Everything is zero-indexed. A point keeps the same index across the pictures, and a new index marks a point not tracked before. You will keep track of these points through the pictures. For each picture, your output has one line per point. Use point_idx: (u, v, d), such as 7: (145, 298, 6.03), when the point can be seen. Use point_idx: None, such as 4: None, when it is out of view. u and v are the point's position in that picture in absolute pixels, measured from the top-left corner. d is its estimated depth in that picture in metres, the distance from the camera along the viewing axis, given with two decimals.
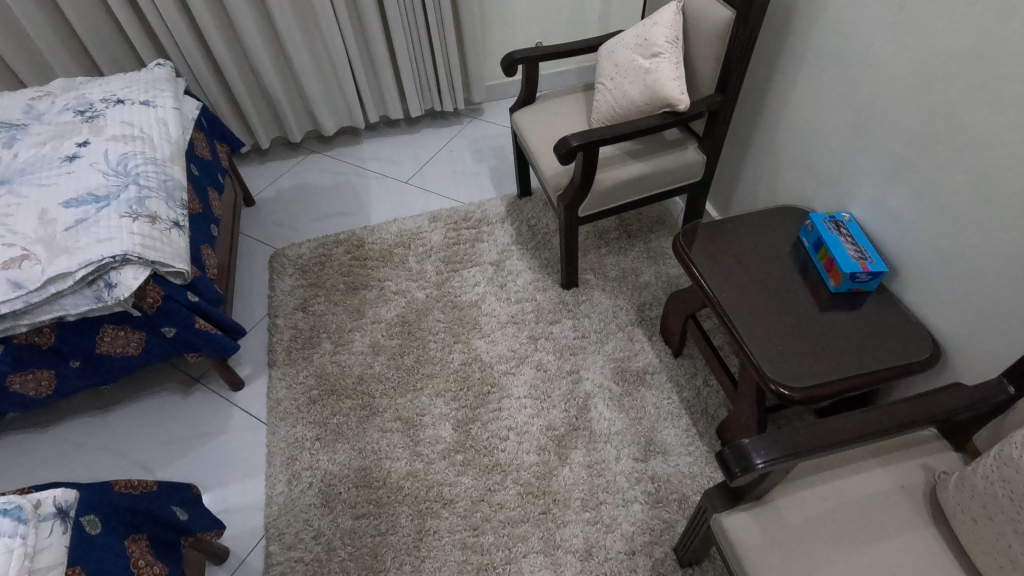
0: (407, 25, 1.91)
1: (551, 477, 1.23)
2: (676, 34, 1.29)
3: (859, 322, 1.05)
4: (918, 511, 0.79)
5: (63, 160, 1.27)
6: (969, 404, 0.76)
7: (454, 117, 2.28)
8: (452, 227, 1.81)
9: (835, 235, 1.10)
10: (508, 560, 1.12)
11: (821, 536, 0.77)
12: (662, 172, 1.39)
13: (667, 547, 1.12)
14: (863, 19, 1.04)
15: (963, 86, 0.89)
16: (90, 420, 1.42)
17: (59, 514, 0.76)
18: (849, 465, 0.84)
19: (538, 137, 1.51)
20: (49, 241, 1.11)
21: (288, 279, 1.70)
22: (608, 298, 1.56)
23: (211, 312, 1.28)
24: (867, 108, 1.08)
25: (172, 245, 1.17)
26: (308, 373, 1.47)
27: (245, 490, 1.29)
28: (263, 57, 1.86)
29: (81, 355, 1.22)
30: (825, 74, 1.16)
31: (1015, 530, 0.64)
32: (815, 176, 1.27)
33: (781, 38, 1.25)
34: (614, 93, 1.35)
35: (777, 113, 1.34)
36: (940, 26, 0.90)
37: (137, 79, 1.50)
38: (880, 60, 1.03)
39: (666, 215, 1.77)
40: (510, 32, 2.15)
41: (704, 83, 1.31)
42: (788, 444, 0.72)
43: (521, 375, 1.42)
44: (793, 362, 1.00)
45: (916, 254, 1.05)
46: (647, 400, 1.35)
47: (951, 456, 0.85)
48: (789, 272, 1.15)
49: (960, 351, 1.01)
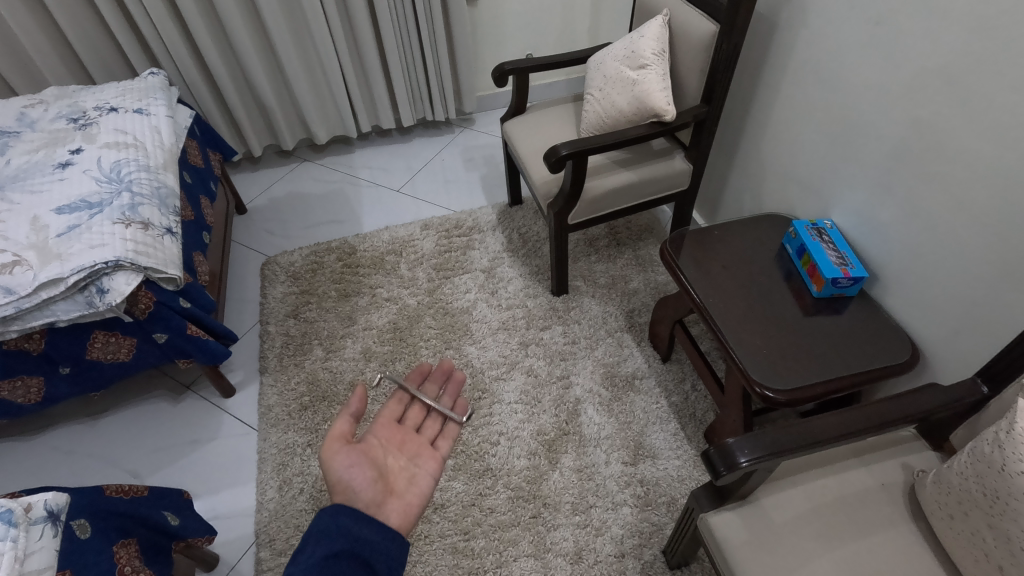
0: (400, 36, 1.94)
1: (541, 482, 1.24)
2: (663, 46, 1.32)
3: (841, 326, 1.08)
4: (898, 509, 0.81)
5: (56, 167, 1.27)
6: (945, 403, 0.79)
7: (446, 127, 2.31)
8: (444, 235, 1.83)
9: (817, 242, 1.14)
10: (499, 563, 1.13)
11: (804, 535, 0.79)
12: (650, 180, 1.42)
13: (656, 549, 1.13)
14: (842, 32, 1.07)
15: (937, 98, 0.93)
16: (78, 429, 1.41)
17: (50, 518, 0.77)
18: (831, 465, 0.87)
19: (529, 146, 1.54)
20: (41, 247, 1.12)
21: (280, 286, 1.71)
22: (597, 305, 1.58)
23: (203, 318, 1.29)
24: (847, 119, 1.12)
25: (165, 251, 1.18)
26: (299, 380, 1.47)
27: (234, 497, 1.29)
28: (256, 67, 1.88)
29: (71, 361, 1.21)
30: (807, 86, 1.20)
31: (990, 525, 0.66)
32: (798, 185, 1.30)
33: (764, 51, 1.29)
34: (602, 103, 1.38)
35: (761, 123, 1.37)
36: (915, 39, 0.94)
37: (131, 87, 1.52)
38: (858, 73, 1.06)
39: (655, 223, 1.80)
40: (501, 45, 2.19)
41: (690, 94, 1.34)
42: (772, 443, 0.74)
43: (512, 380, 1.43)
44: (778, 365, 1.02)
45: (895, 259, 1.08)
46: (636, 404, 1.36)
47: (929, 455, 0.87)
48: (774, 278, 1.18)
49: (938, 353, 1.04)
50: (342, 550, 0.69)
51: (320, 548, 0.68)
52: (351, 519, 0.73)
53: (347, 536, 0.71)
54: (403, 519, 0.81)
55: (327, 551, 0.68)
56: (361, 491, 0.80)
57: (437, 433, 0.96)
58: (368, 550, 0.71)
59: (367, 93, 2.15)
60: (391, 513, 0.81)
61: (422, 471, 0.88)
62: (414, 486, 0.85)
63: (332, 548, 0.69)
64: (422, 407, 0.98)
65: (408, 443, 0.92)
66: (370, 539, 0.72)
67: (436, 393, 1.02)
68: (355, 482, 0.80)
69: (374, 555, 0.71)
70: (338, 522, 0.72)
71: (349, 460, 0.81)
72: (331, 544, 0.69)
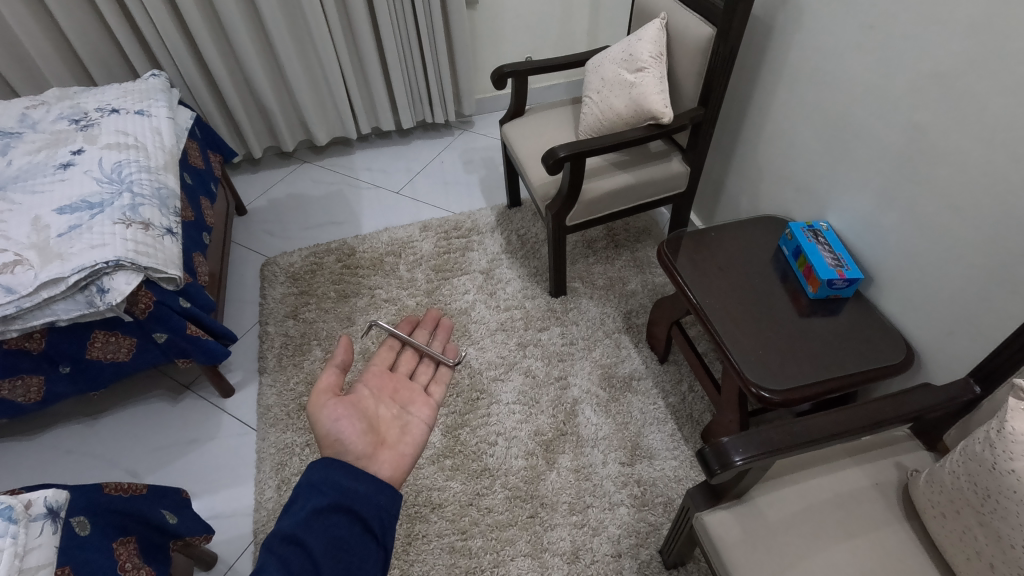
0: (400, 39, 1.95)
1: (539, 481, 1.25)
2: (660, 49, 1.33)
3: (836, 327, 1.09)
4: (891, 508, 0.81)
5: (57, 168, 1.28)
6: (938, 403, 0.80)
7: (445, 129, 2.33)
8: (443, 236, 1.83)
9: (813, 243, 1.14)
10: (496, 563, 1.14)
11: (798, 533, 0.80)
12: (648, 182, 1.43)
13: (652, 549, 1.14)
14: (837, 36, 1.08)
15: (930, 102, 0.94)
16: (78, 429, 1.42)
17: (50, 514, 0.77)
18: (826, 464, 0.87)
19: (527, 149, 1.54)
20: (42, 247, 1.13)
21: (280, 288, 1.72)
22: (595, 306, 1.59)
23: (202, 318, 1.29)
24: (842, 122, 1.13)
25: (165, 252, 1.19)
26: (299, 381, 1.48)
27: (234, 496, 1.29)
28: (257, 68, 1.89)
29: (71, 360, 1.22)
30: (802, 89, 1.21)
31: (980, 523, 0.67)
32: (795, 187, 1.31)
33: (760, 55, 1.30)
34: (600, 106, 1.39)
35: (757, 126, 1.39)
36: (908, 44, 0.95)
37: (132, 89, 1.53)
38: (852, 76, 1.08)
39: (653, 225, 1.81)
40: (500, 48, 2.20)
41: (687, 97, 1.35)
42: (765, 441, 0.75)
43: (510, 381, 1.44)
44: (774, 366, 1.03)
45: (890, 261, 1.09)
46: (634, 405, 1.37)
47: (922, 454, 0.88)
48: (770, 280, 1.19)
49: (932, 354, 1.04)
50: (330, 505, 0.67)
51: (308, 503, 0.67)
52: (340, 472, 0.70)
53: (338, 489, 0.69)
54: (396, 469, 0.80)
55: (314, 506, 0.67)
56: (354, 442, 0.79)
57: (429, 380, 0.98)
58: (359, 503, 0.69)
59: (367, 95, 2.16)
60: (384, 464, 0.79)
61: (414, 421, 0.88)
62: (406, 436, 0.85)
63: (318, 504, 0.67)
64: (413, 354, 1.00)
65: (399, 392, 0.93)
66: (361, 493, 0.69)
67: (426, 340, 1.06)
68: (344, 433, 0.79)
69: (366, 509, 0.69)
70: (327, 476, 0.70)
71: (336, 411, 0.80)
72: (318, 500, 0.68)
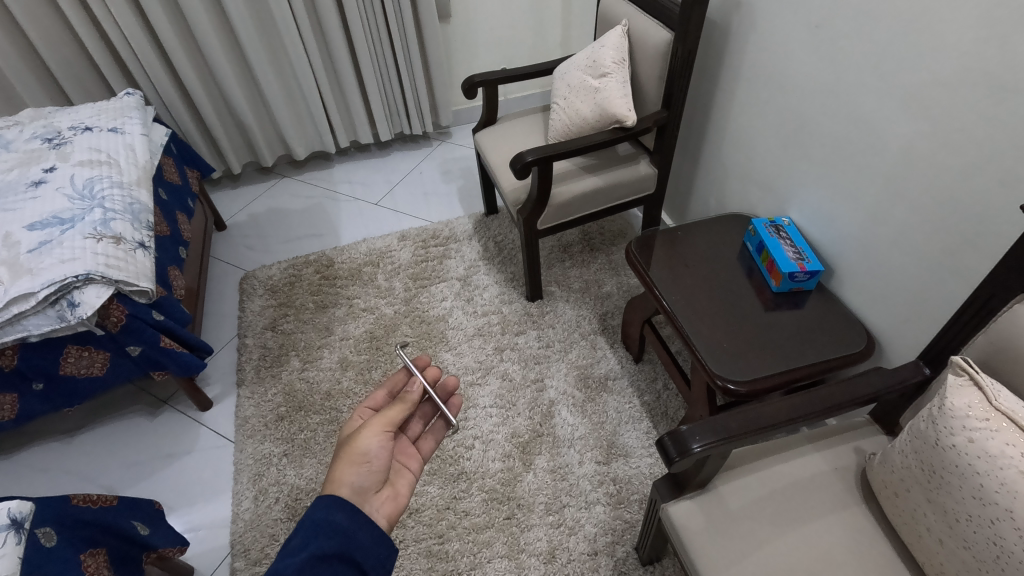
0: (374, 53, 1.99)
1: (516, 483, 1.25)
2: (623, 54, 1.36)
3: (799, 319, 1.11)
4: (850, 491, 0.83)
5: (28, 186, 1.29)
6: (890, 386, 0.81)
7: (424, 141, 2.36)
8: (421, 245, 1.85)
9: (775, 239, 1.17)
10: (473, 565, 1.14)
11: (759, 519, 0.81)
12: (617, 184, 1.45)
13: (628, 546, 1.14)
14: (787, 38, 1.12)
15: (874, 96, 0.98)
16: (54, 446, 1.41)
17: (13, 525, 0.78)
18: (787, 452, 0.89)
19: (499, 156, 1.57)
20: (12, 262, 1.13)
21: (258, 300, 1.72)
22: (572, 308, 1.61)
23: (177, 330, 1.30)
24: (798, 119, 1.16)
25: (136, 265, 1.20)
26: (276, 392, 1.48)
27: (211, 509, 1.29)
28: (233, 85, 1.92)
29: (44, 376, 1.22)
30: (759, 90, 1.24)
31: (928, 499, 0.68)
32: (757, 185, 1.35)
33: (718, 58, 1.34)
34: (567, 111, 1.42)
35: (720, 128, 1.42)
36: (854, 42, 0.98)
37: (106, 107, 1.54)
38: (803, 74, 1.11)
39: (628, 227, 1.84)
40: (476, 59, 2.24)
41: (650, 100, 1.38)
42: (722, 428, 0.76)
43: (487, 385, 1.45)
44: (738, 358, 1.04)
45: (850, 253, 1.12)
46: (609, 405, 1.38)
47: (880, 438, 0.90)
48: (735, 275, 1.21)
49: (892, 341, 1.07)
50: (334, 552, 0.65)
51: (308, 546, 0.64)
52: (345, 514, 0.68)
53: (342, 533, 0.66)
54: (390, 511, 0.76)
55: (319, 550, 0.64)
56: (369, 476, 0.75)
57: (420, 432, 0.91)
58: (360, 553, 0.67)
59: (345, 110, 2.19)
60: (379, 505, 0.76)
61: (405, 467, 0.84)
62: (404, 479, 0.82)
63: (322, 548, 0.64)
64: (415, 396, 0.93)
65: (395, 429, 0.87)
66: (363, 542, 0.67)
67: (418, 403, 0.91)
68: (371, 463, 0.75)
69: (365, 559, 0.67)
70: (332, 518, 0.67)
71: (385, 445, 0.77)
72: (321, 544, 0.65)
